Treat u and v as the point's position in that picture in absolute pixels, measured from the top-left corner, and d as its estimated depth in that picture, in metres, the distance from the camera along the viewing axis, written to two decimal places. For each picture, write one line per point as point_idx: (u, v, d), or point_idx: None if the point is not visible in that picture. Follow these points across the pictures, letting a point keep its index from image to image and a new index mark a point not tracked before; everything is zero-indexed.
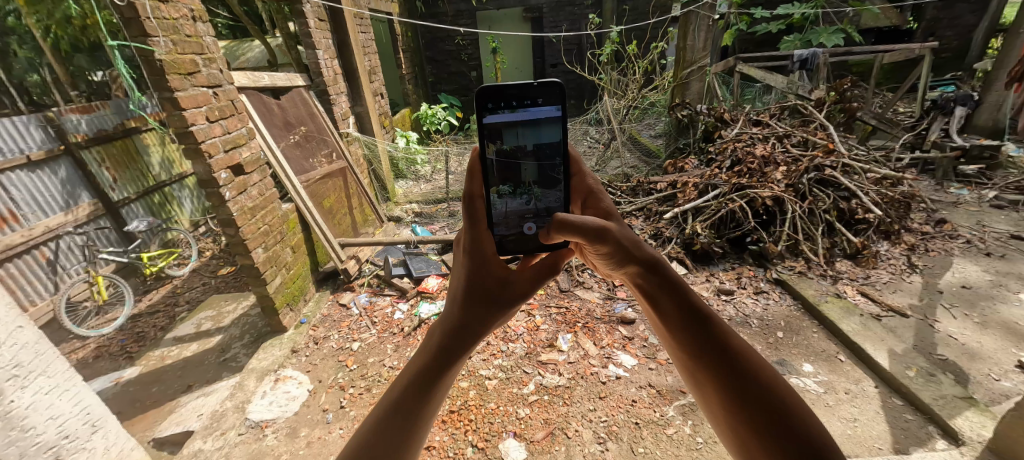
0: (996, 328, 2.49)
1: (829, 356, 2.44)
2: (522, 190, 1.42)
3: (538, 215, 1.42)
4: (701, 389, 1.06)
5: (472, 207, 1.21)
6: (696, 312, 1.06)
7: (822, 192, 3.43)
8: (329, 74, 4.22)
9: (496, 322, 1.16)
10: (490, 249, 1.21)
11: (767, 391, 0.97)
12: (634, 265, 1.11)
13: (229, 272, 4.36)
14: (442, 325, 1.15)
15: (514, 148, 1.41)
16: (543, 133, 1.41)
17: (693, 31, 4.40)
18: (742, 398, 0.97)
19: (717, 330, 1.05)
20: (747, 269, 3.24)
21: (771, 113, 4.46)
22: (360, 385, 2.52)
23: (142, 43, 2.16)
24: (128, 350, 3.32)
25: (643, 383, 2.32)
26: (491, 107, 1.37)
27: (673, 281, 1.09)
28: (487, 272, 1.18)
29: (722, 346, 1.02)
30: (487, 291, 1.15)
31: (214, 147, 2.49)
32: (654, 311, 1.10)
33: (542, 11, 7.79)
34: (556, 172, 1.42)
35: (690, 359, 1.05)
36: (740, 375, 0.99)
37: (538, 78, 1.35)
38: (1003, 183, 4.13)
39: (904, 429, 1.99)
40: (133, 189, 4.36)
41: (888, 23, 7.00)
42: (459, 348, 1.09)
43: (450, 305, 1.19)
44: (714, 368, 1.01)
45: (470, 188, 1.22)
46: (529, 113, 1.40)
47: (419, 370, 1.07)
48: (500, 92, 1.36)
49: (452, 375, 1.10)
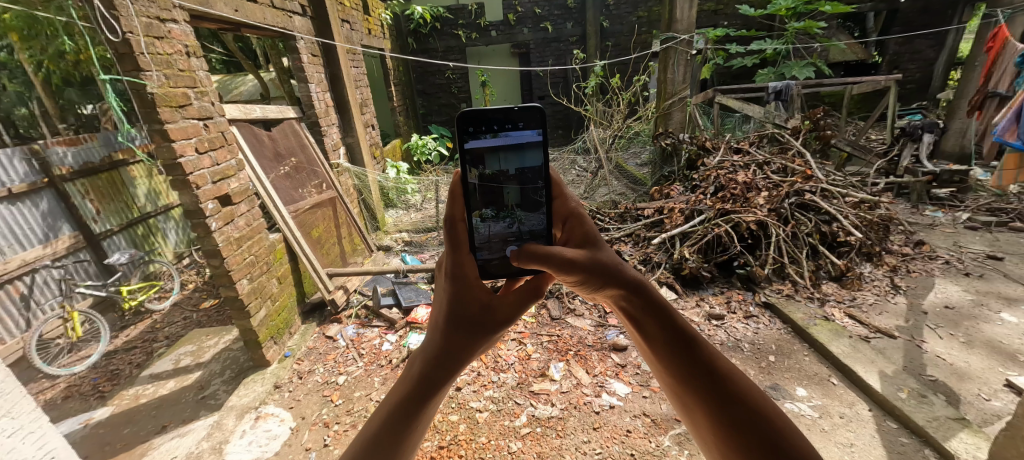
0: (981, 347, 2.52)
1: (822, 379, 2.43)
2: (505, 213, 1.45)
3: (520, 238, 1.44)
4: (690, 412, 1.05)
5: (453, 231, 1.22)
6: (681, 333, 1.06)
7: (803, 216, 3.52)
8: (321, 106, 4.28)
9: (480, 347, 1.15)
10: (473, 273, 1.22)
11: (756, 412, 0.97)
12: (615, 288, 1.12)
13: (212, 305, 4.24)
14: (423, 351, 1.14)
15: (496, 172, 1.45)
16: (525, 157, 1.44)
17: (673, 64, 4.62)
18: (730, 420, 0.97)
19: (703, 351, 1.04)
20: (736, 293, 3.27)
21: (751, 141, 4.63)
22: (346, 421, 2.42)
23: (134, 77, 2.19)
24: (101, 390, 3.16)
25: (637, 412, 2.27)
26: (473, 131, 1.40)
27: (657, 304, 1.09)
28: (469, 297, 1.18)
29: (708, 367, 1.02)
30: (470, 315, 1.15)
31: (202, 178, 2.49)
32: (638, 334, 1.11)
33: (529, 47, 8.12)
34: (538, 195, 1.44)
35: (678, 382, 1.05)
36: (728, 397, 0.99)
37: (519, 103, 1.38)
38: (975, 205, 4.31)
39: (901, 453, 1.97)
40: (117, 221, 4.29)
41: (855, 58, 7.41)
42: (441, 375, 1.08)
43: (433, 331, 1.17)
44: (703, 392, 1.00)
45: (451, 211, 1.24)
46: (511, 138, 1.43)
47: (401, 399, 1.05)
48: (483, 117, 1.39)
49: (435, 402, 1.09)
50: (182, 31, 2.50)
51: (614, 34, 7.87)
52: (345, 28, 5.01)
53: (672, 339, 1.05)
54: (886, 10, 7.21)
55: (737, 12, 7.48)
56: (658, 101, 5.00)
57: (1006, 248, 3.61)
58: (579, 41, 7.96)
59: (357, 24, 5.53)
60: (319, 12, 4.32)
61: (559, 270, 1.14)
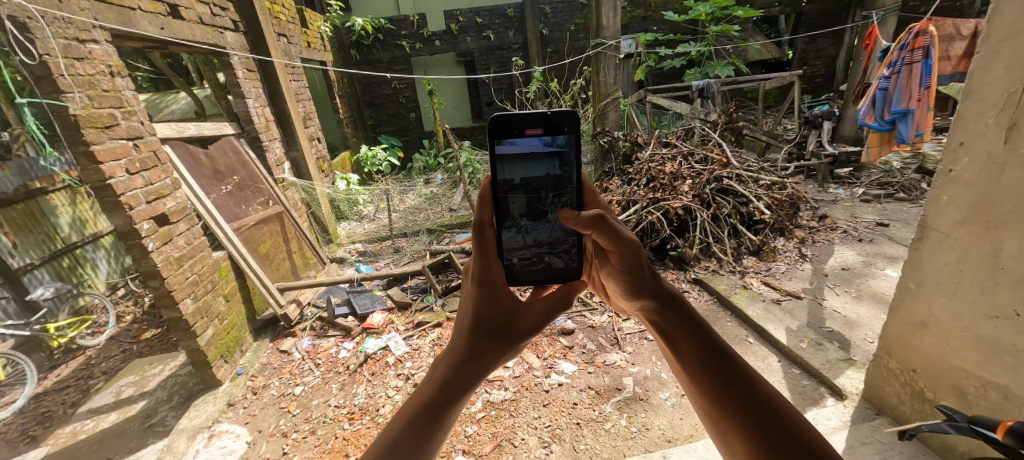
0: (868, 300, 2.95)
1: (740, 339, 2.77)
2: (510, 223, 1.39)
3: (525, 248, 1.41)
4: (726, 444, 0.96)
5: (481, 236, 1.17)
6: (718, 353, 1.02)
7: (724, 199, 3.94)
8: (260, 121, 4.22)
9: (504, 358, 1.08)
10: (500, 278, 1.17)
11: (796, 436, 0.90)
12: (650, 297, 1.10)
13: (155, 335, 4.05)
14: (443, 360, 1.07)
15: (503, 180, 1.37)
16: (544, 166, 1.38)
17: (604, 68, 4.96)
18: (768, 442, 0.90)
19: (741, 373, 1.00)
20: (670, 272, 3.60)
21: (679, 135, 5.04)
22: (304, 429, 2.45)
23: (54, 99, 2.13)
24: (30, 434, 2.95)
25: (583, 387, 2.48)
26: (495, 137, 1.33)
27: (691, 319, 1.07)
28: (495, 303, 1.12)
29: (746, 389, 0.97)
30: (496, 321, 1.09)
31: (135, 199, 2.44)
32: (669, 349, 1.06)
33: (473, 55, 8.34)
34: (543, 205, 1.40)
35: (711, 405, 0.98)
36: (768, 424, 0.91)
37: (555, 108, 1.32)
38: (868, 181, 4.96)
39: (802, 393, 2.30)
40: (37, 254, 4.01)
41: (770, 56, 8.24)
42: (464, 384, 1.00)
43: (455, 338, 1.10)
44: (741, 414, 0.94)
45: (480, 216, 1.19)
46: (522, 147, 1.35)
47: (418, 408, 0.96)
48: (520, 121, 1.33)
49: (454, 413, 1.00)
50: (104, 51, 2.45)
51: (554, 41, 8.21)
52: (282, 42, 4.96)
53: (706, 355, 1.01)
54: (791, 13, 8.06)
55: (664, 17, 8.05)
56: (595, 103, 5.34)
57: (892, 215, 4.18)
58: (521, 48, 8.25)
59: (295, 38, 5.47)
60: (252, 27, 4.26)
61: (616, 245, 1.12)
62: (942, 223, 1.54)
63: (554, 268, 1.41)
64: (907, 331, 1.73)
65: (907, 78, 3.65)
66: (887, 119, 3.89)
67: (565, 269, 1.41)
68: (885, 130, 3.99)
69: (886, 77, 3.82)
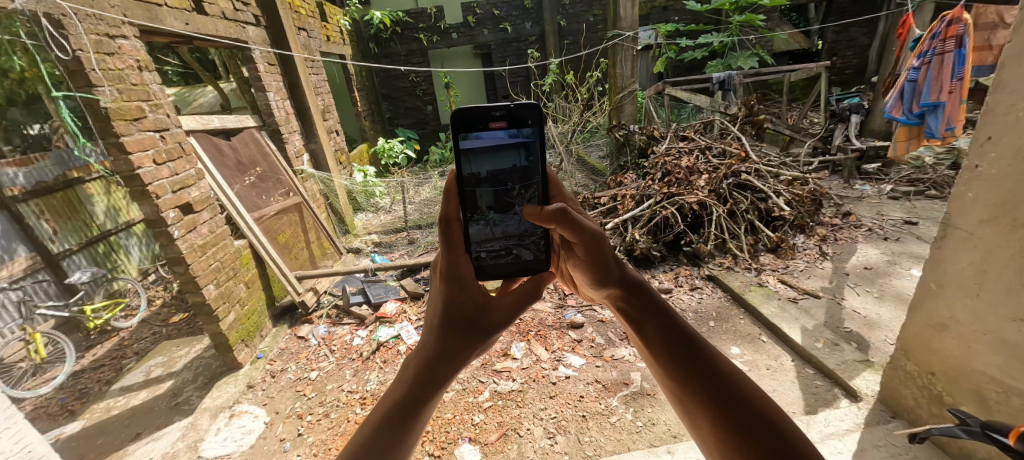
0: (890, 300, 2.85)
1: (753, 337, 2.73)
2: (479, 216, 1.38)
3: (494, 240, 1.40)
4: (691, 419, 0.98)
5: (448, 231, 1.18)
6: (679, 332, 1.04)
7: (741, 195, 3.85)
8: (281, 114, 4.33)
9: (476, 352, 1.08)
10: (468, 273, 1.18)
11: (759, 412, 0.92)
12: (616, 286, 1.10)
13: (182, 319, 4.25)
14: (414, 358, 1.06)
15: (469, 175, 1.36)
16: (510, 159, 1.38)
17: (621, 60, 4.89)
18: (734, 421, 0.91)
19: (701, 350, 1.01)
20: (684, 268, 3.57)
21: (696, 128, 4.93)
22: (318, 412, 2.54)
23: (86, 93, 2.24)
24: (69, 408, 3.15)
25: (590, 380, 2.49)
26: (455, 132, 1.32)
27: (656, 304, 1.07)
28: (465, 298, 1.12)
29: (711, 369, 0.98)
30: (467, 315, 1.09)
31: (161, 188, 2.56)
32: (635, 333, 1.07)
33: (490, 48, 8.31)
34: (511, 197, 1.41)
35: (676, 384, 0.99)
36: (728, 398, 0.94)
37: (516, 101, 1.31)
38: (897, 177, 4.75)
39: (815, 393, 2.25)
40: (75, 240, 4.23)
41: (797, 46, 7.93)
42: (436, 379, 0.99)
43: (426, 334, 1.10)
44: (706, 395, 0.95)
45: (446, 211, 1.21)
46: (485, 140, 1.35)
47: (390, 407, 0.95)
48: (483, 115, 1.32)
49: (428, 411, 0.99)
50: (132, 47, 2.56)
51: (571, 32, 8.14)
52: (302, 36, 5.05)
53: (668, 335, 1.02)
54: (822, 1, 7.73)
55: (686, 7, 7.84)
56: (611, 96, 5.28)
57: (921, 213, 4.01)
58: (538, 40, 8.19)
59: (315, 32, 5.57)
60: (273, 22, 4.36)
61: (580, 238, 1.11)
62: (966, 221, 1.47)
63: (522, 260, 1.40)
64: (926, 333, 1.65)
65: (938, 70, 3.46)
66: (915, 112, 3.74)
67: (534, 262, 1.40)
68: (913, 124, 3.83)
69: (916, 68, 3.66)
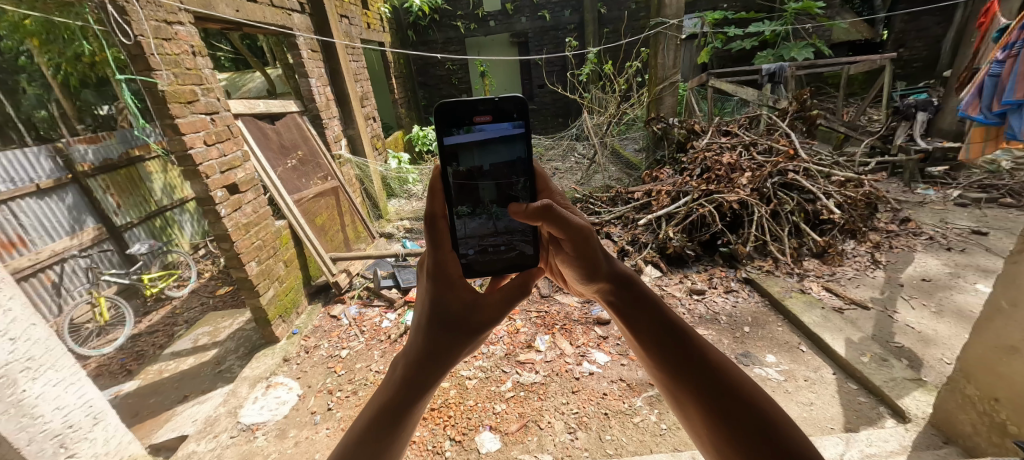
0: (950, 316, 2.61)
1: (791, 346, 2.59)
2: (480, 210, 1.36)
3: (498, 234, 1.39)
4: (682, 411, 0.96)
5: (434, 229, 1.15)
6: (669, 325, 1.00)
7: (786, 195, 3.64)
8: (321, 100, 4.46)
9: (463, 350, 1.06)
10: (456, 270, 1.14)
11: (748, 401, 0.89)
12: (604, 281, 1.07)
13: (227, 292, 4.52)
14: (402, 358, 1.06)
15: (469, 169, 1.33)
16: (507, 152, 1.34)
17: (663, 50, 4.71)
18: (726, 414, 0.88)
19: (690, 341, 0.98)
20: (719, 269, 3.42)
21: (740, 123, 4.69)
22: (347, 389, 2.65)
23: (146, 76, 2.38)
24: (128, 367, 3.44)
25: (615, 378, 2.45)
26: (445, 129, 1.30)
27: (645, 297, 1.03)
28: (452, 296, 1.10)
29: (700, 360, 0.95)
30: (453, 315, 1.07)
31: (211, 169, 2.70)
32: (624, 327, 1.04)
33: (528, 36, 8.20)
34: (515, 190, 1.36)
35: (665, 378, 0.96)
36: (717, 389, 0.91)
37: (499, 95, 1.30)
38: (967, 182, 4.34)
39: (856, 410, 2.11)
40: (136, 214, 4.55)
41: (860, 36, 7.32)
42: (423, 379, 0.99)
43: (414, 333, 1.10)
44: (696, 387, 0.92)
45: (431, 208, 1.18)
46: (484, 133, 1.32)
47: (378, 408, 0.96)
48: (468, 110, 1.30)
49: (416, 411, 0.99)
50: (188, 33, 2.69)
51: (612, 21, 7.90)
52: (343, 23, 5.16)
53: (656, 327, 0.98)
54: None
55: None
56: (650, 87, 5.10)
57: (992, 223, 3.64)
58: (577, 28, 7.99)
59: (356, 19, 5.68)
60: (317, 9, 4.47)
61: (566, 233, 1.07)
62: None
63: (523, 255, 1.39)
64: (993, 356, 1.50)
65: None
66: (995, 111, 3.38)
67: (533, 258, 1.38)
68: (992, 124, 3.47)
69: (1000, 61, 3.28)
